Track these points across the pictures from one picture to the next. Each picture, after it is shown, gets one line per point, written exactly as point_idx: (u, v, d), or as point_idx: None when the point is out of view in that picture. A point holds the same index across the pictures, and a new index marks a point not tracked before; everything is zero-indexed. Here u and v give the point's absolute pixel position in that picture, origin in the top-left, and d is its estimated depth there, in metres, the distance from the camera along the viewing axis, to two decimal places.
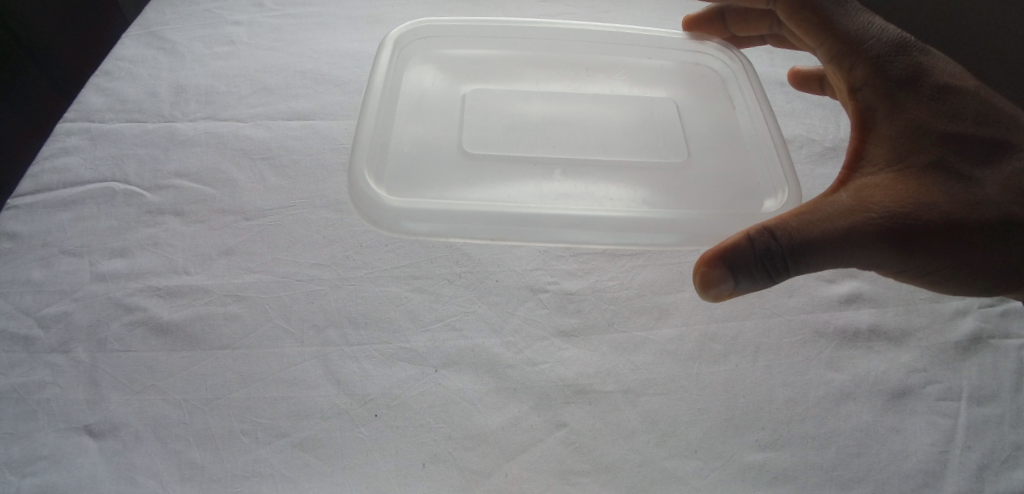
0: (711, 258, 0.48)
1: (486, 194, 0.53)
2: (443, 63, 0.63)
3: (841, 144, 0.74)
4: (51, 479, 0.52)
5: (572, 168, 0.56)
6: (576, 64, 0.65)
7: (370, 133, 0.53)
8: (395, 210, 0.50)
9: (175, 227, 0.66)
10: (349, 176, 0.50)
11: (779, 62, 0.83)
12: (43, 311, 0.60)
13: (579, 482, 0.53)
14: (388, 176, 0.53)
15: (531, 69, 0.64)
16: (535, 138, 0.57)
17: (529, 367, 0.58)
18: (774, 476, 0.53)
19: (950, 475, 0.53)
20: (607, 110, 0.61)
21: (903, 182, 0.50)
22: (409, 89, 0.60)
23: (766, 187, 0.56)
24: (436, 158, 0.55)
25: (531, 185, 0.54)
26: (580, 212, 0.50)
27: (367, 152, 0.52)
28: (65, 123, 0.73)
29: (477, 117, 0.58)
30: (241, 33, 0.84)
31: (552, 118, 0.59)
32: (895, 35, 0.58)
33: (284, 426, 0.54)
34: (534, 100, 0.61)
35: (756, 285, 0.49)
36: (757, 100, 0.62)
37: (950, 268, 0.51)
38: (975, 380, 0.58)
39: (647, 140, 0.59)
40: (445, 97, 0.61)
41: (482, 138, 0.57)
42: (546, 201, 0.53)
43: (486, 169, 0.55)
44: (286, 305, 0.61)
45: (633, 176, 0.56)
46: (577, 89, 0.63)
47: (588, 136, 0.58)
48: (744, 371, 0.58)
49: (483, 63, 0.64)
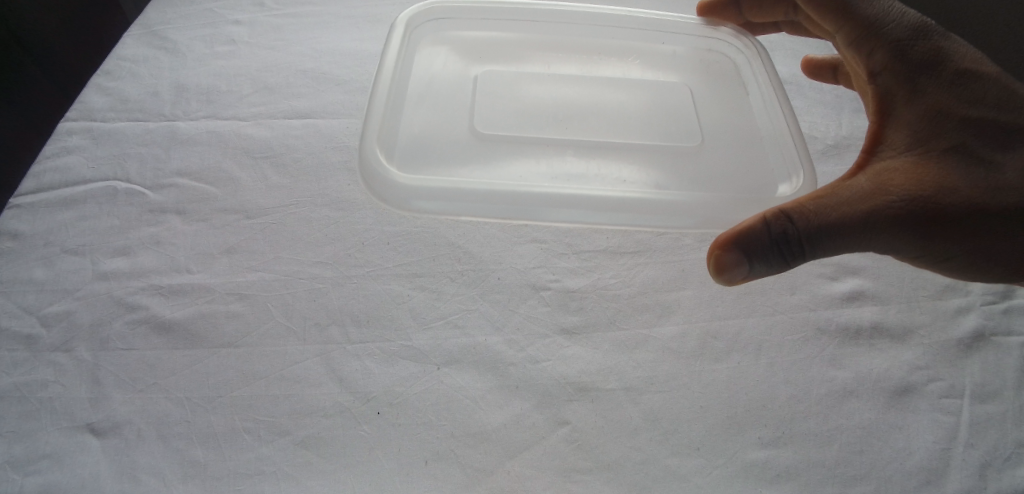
0: (725, 241, 0.48)
1: (496, 176, 0.53)
2: (456, 46, 0.63)
3: (843, 142, 0.74)
4: (54, 478, 0.52)
5: (584, 150, 0.56)
6: (588, 48, 0.65)
7: (379, 116, 0.53)
8: (406, 189, 0.50)
9: (178, 226, 0.66)
10: (359, 156, 0.51)
11: (780, 59, 0.83)
12: (46, 309, 0.60)
13: (581, 480, 0.53)
14: (398, 157, 0.53)
15: (541, 52, 0.64)
16: (547, 120, 0.57)
17: (531, 365, 0.58)
18: (777, 473, 0.53)
19: (953, 472, 0.53)
20: (619, 94, 0.61)
21: (923, 166, 0.50)
22: (420, 72, 0.60)
23: (779, 173, 0.56)
24: (447, 141, 0.55)
25: (542, 165, 0.54)
26: (592, 193, 0.50)
27: (377, 131, 0.52)
28: (66, 122, 0.73)
29: (487, 99, 0.58)
30: (242, 33, 0.84)
31: (562, 100, 0.59)
32: (916, 20, 0.58)
33: (287, 424, 0.54)
34: (545, 82, 0.61)
35: (771, 269, 0.50)
36: (770, 87, 0.62)
37: (966, 253, 0.51)
38: (978, 378, 0.58)
39: (659, 124, 0.58)
40: (454, 80, 0.61)
41: (493, 118, 0.57)
42: (557, 181, 0.53)
43: (495, 151, 0.55)
44: (288, 304, 0.61)
45: (644, 158, 0.56)
46: (588, 72, 0.63)
47: (599, 119, 0.58)
48: (747, 369, 0.58)
49: (493, 47, 0.64)
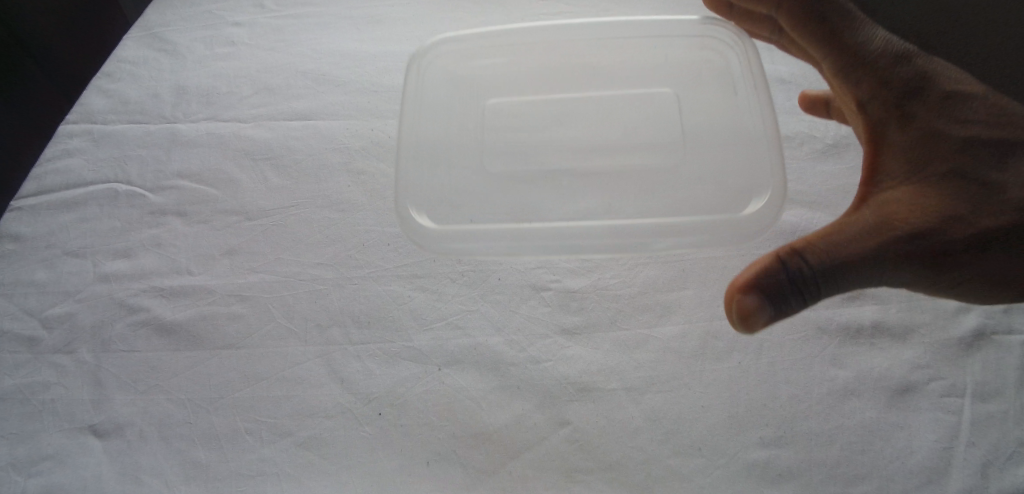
0: (747, 285, 0.47)
1: (513, 207, 0.54)
2: (448, 74, 0.63)
3: (842, 141, 0.75)
4: (56, 479, 0.52)
5: (584, 176, 0.56)
6: (577, 59, 0.63)
7: (411, 169, 0.57)
8: (439, 240, 0.54)
9: (179, 228, 0.66)
10: (398, 212, 0.55)
11: (780, 57, 0.84)
12: (48, 311, 0.60)
13: (583, 480, 0.53)
14: (428, 204, 0.55)
15: (532, 69, 0.63)
16: (548, 147, 0.57)
17: (532, 366, 0.58)
18: (779, 473, 0.53)
19: (954, 471, 0.53)
20: (615, 112, 0.60)
21: (924, 194, 0.50)
22: (418, 105, 0.60)
23: (759, 184, 0.55)
24: (464, 180, 0.56)
25: (553, 193, 0.55)
26: (594, 226, 0.53)
27: (411, 190, 0.56)
28: (68, 125, 0.73)
29: (490, 131, 0.59)
30: (242, 34, 0.85)
31: (559, 122, 0.59)
32: (897, 45, 0.58)
33: (289, 425, 0.54)
34: (540, 104, 0.61)
35: (792, 311, 0.47)
36: (758, 91, 0.59)
37: (977, 276, 0.51)
38: (980, 376, 0.58)
39: (648, 137, 0.58)
40: (454, 110, 0.61)
41: (501, 152, 0.58)
42: (568, 212, 0.54)
43: (507, 186, 0.56)
44: (289, 305, 0.61)
45: (627, 176, 0.55)
46: (581, 89, 0.61)
47: (592, 137, 0.58)
48: (748, 368, 0.58)
49: (484, 72, 0.63)
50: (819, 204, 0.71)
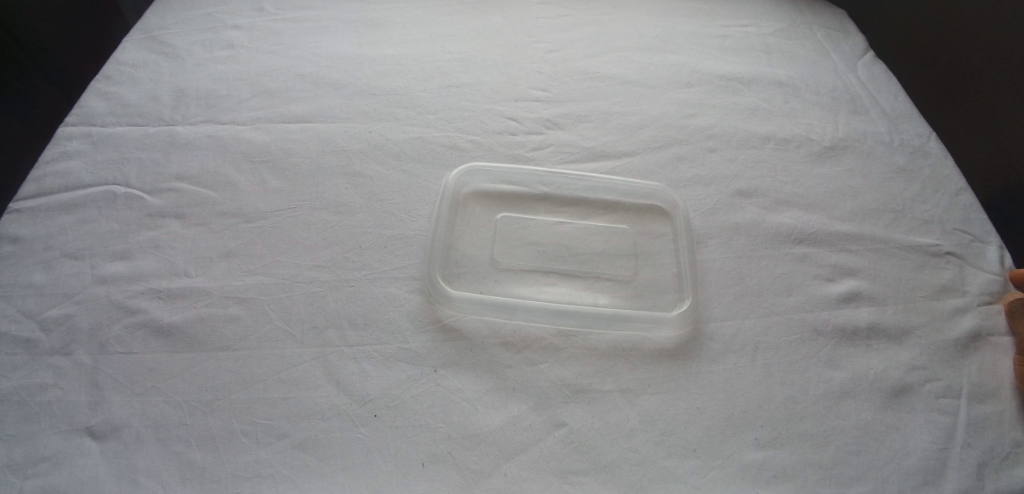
0: None
1: (531, 342, 0.59)
2: (482, 196, 0.71)
3: (839, 143, 0.77)
4: (52, 480, 0.52)
5: (589, 290, 0.64)
6: (589, 193, 0.72)
7: (439, 283, 0.62)
8: (463, 312, 0.61)
9: (177, 230, 0.66)
10: (427, 272, 0.63)
11: (777, 61, 0.88)
12: (45, 313, 0.60)
13: (578, 481, 0.52)
14: (453, 313, 0.61)
15: (552, 201, 0.71)
16: (563, 267, 0.65)
17: (529, 368, 0.58)
18: (774, 475, 0.53)
19: (951, 472, 0.53)
20: (624, 260, 0.66)
21: None
22: (451, 234, 0.67)
23: None
24: (488, 315, 0.61)
25: (564, 318, 0.61)
26: (600, 335, 0.60)
27: (435, 306, 0.61)
28: (67, 128, 0.74)
29: (515, 261, 0.65)
30: (241, 37, 0.85)
31: (574, 249, 0.66)
32: None
33: (285, 426, 0.54)
34: (558, 237, 0.68)
35: None
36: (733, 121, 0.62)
37: None
38: (975, 378, 0.58)
39: (642, 258, 0.67)
40: (483, 238, 0.67)
41: (523, 279, 0.64)
42: (581, 350, 0.59)
43: (526, 319, 0.61)
44: (286, 307, 0.61)
45: (624, 280, 0.65)
46: (590, 216, 0.70)
47: (600, 263, 0.66)
48: (744, 370, 0.58)
49: (513, 196, 0.71)
50: (814, 207, 0.71)
